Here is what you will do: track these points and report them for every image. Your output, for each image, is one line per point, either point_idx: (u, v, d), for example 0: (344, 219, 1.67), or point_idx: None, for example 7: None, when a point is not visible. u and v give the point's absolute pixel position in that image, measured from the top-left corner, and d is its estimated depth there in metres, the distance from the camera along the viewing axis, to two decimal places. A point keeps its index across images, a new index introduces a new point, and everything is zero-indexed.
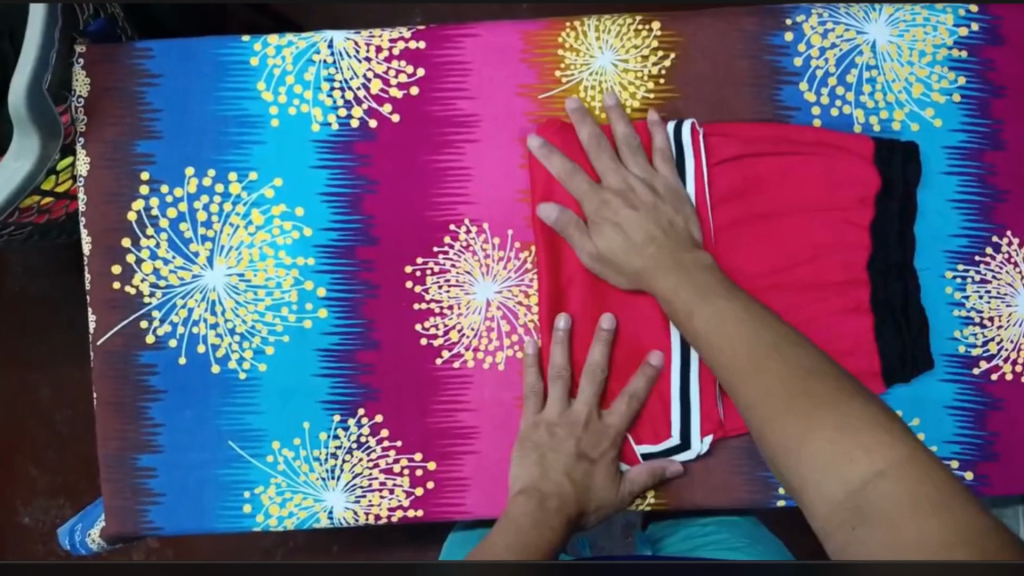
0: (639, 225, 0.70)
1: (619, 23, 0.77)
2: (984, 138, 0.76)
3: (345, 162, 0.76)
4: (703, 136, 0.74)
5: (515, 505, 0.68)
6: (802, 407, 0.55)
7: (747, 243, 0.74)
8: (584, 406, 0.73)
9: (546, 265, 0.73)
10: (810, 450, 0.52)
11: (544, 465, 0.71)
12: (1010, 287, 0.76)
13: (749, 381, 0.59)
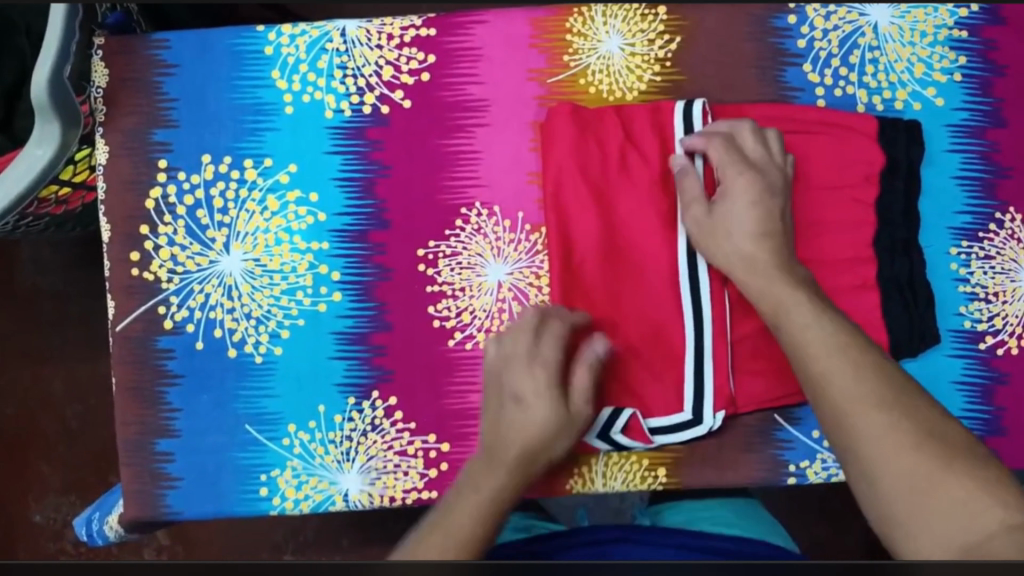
0: (763, 217, 0.72)
1: (625, 8, 0.78)
2: (985, 116, 0.78)
3: (358, 148, 0.78)
4: (712, 118, 0.76)
5: (470, 479, 0.72)
6: (879, 406, 0.63)
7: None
8: (548, 352, 0.74)
9: (557, 237, 0.75)
10: (877, 437, 0.62)
11: (492, 443, 0.73)
12: (1015, 262, 0.77)
13: (824, 359, 0.66)
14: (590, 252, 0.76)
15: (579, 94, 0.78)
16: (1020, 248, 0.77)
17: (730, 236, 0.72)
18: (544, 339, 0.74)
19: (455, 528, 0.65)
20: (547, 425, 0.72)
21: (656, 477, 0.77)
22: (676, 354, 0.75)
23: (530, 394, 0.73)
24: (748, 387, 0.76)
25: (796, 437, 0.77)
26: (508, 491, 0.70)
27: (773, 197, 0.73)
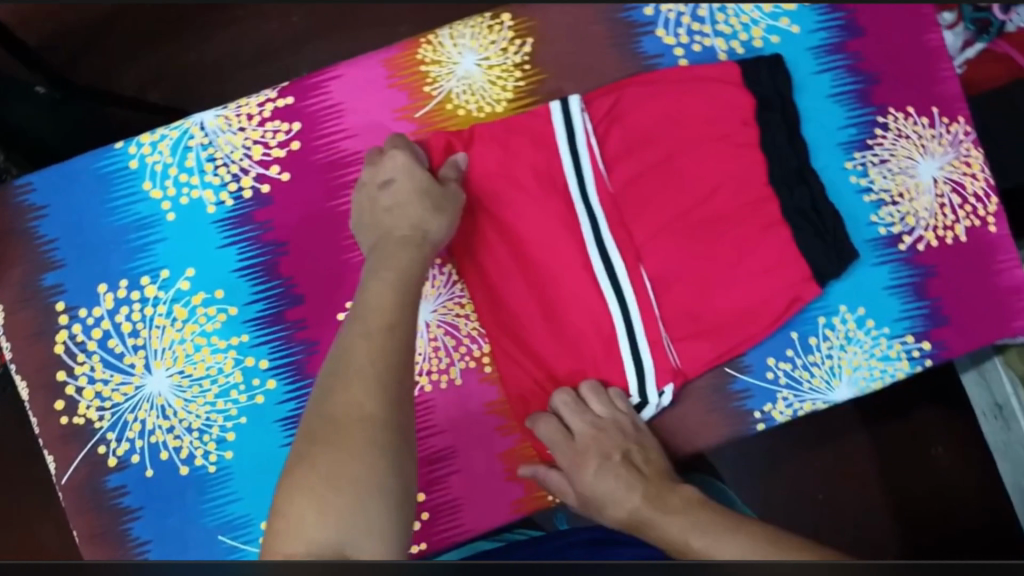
0: (614, 477, 0.72)
1: (471, 25, 0.78)
2: (842, 30, 0.78)
3: (249, 233, 0.77)
4: (587, 114, 0.75)
5: (375, 265, 0.68)
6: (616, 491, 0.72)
7: (652, 195, 0.76)
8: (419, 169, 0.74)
9: (477, 279, 0.77)
10: (700, 535, 0.66)
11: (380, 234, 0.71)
12: (910, 159, 0.78)
13: (661, 492, 0.71)
14: (505, 265, 0.77)
15: (450, 120, 0.77)
16: (911, 144, 0.78)
17: (598, 490, 0.72)
18: (403, 155, 0.73)
19: (351, 426, 0.56)
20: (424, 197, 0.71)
21: None
22: (613, 345, 0.75)
23: (393, 169, 0.73)
24: (691, 353, 0.76)
25: (753, 385, 0.78)
26: (418, 262, 0.69)
27: (614, 465, 0.72)
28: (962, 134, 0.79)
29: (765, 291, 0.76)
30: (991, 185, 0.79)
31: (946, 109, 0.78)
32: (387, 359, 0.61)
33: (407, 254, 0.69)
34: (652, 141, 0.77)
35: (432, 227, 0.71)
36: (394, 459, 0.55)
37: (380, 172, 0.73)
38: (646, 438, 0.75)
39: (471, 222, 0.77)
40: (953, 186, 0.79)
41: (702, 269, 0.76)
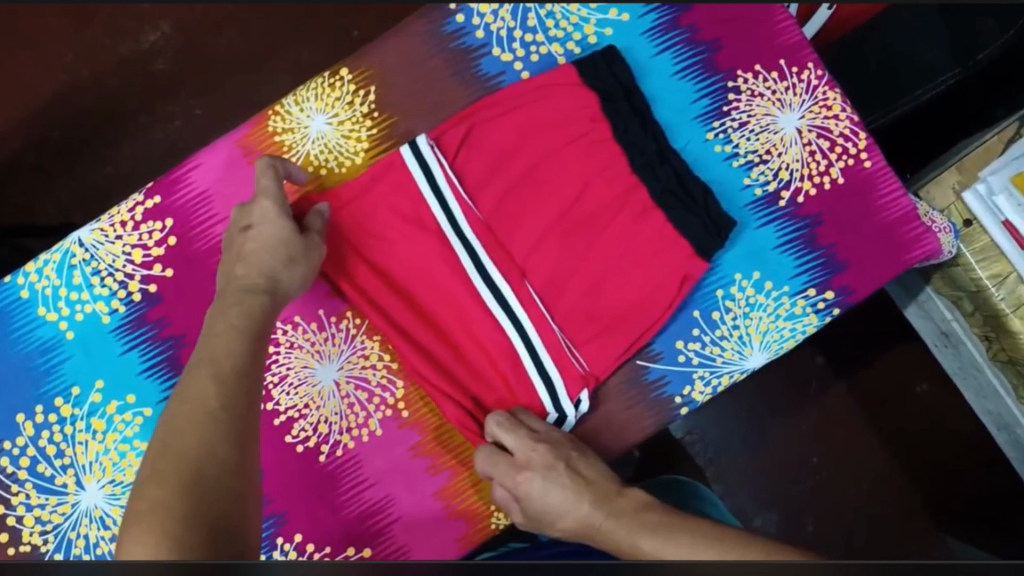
0: (560, 487, 0.71)
1: (313, 87, 0.79)
2: (672, 7, 0.79)
3: (148, 333, 0.78)
4: (437, 148, 0.76)
5: (220, 311, 0.69)
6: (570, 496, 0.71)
7: (523, 208, 0.78)
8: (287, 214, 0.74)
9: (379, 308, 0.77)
10: (660, 532, 0.66)
11: (230, 280, 0.72)
12: (769, 115, 0.78)
13: (604, 500, 0.71)
14: (396, 308, 0.77)
15: (314, 182, 0.79)
16: (766, 100, 0.78)
17: (540, 503, 0.72)
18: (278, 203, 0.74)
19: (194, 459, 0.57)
20: (280, 244, 0.72)
21: None
22: (515, 364, 0.76)
23: (263, 212, 0.73)
24: (594, 353, 0.76)
25: (667, 370, 0.78)
26: (261, 312, 0.69)
27: (559, 474, 0.71)
28: (815, 79, 0.78)
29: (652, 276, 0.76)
30: (856, 122, 0.78)
31: (792, 59, 0.79)
32: (235, 409, 0.61)
33: (253, 303, 0.70)
34: (512, 157, 0.78)
35: (281, 280, 0.72)
36: (242, 505, 0.56)
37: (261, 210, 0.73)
38: (582, 447, 0.75)
39: (350, 282, 0.77)
40: (818, 132, 0.78)
41: (586, 269, 0.77)
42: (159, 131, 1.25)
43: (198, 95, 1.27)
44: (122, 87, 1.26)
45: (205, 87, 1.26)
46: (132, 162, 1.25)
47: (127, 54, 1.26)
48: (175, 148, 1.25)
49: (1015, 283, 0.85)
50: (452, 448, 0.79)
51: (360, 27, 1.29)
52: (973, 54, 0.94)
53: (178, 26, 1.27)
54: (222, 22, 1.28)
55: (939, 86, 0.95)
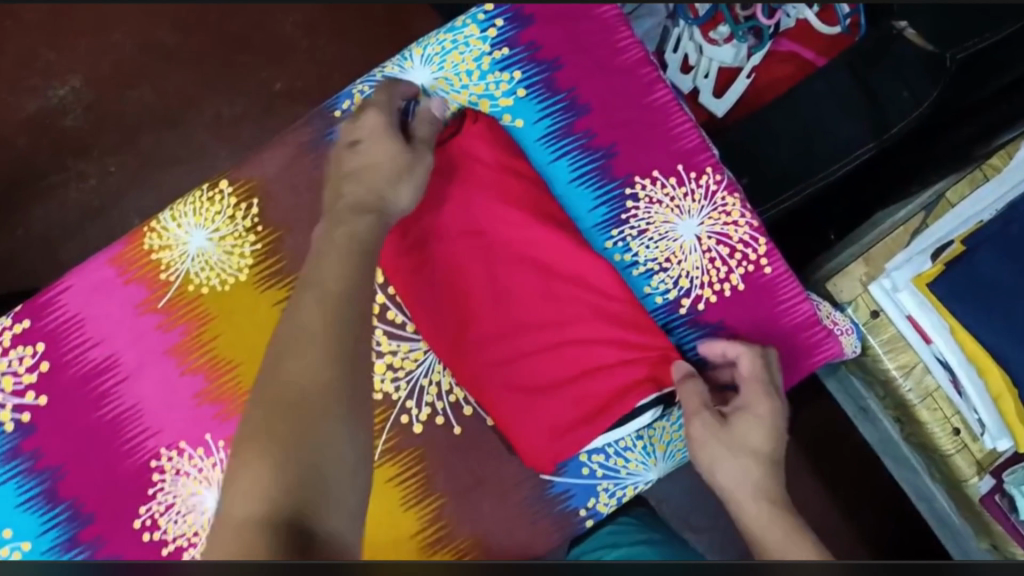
0: (744, 433, 0.72)
1: (190, 202, 0.75)
2: (568, 110, 0.76)
3: (23, 464, 0.74)
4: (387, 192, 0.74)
5: (329, 234, 0.71)
6: (733, 454, 0.71)
7: (446, 289, 0.74)
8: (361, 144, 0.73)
9: (444, 283, 0.74)
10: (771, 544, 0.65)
11: (347, 171, 0.73)
12: (667, 222, 0.76)
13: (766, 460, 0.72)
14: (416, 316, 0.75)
15: (194, 301, 0.74)
16: (665, 207, 0.76)
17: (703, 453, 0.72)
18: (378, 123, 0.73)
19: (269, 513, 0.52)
20: (393, 156, 0.71)
21: None
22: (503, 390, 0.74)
23: (371, 139, 0.73)
24: (535, 450, 0.73)
25: (571, 484, 0.77)
26: (371, 233, 0.70)
27: (750, 416, 0.72)
28: (713, 184, 0.76)
29: (626, 350, 0.73)
30: (756, 228, 0.76)
31: (690, 164, 0.76)
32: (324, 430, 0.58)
33: (360, 222, 0.70)
34: (410, 262, 0.74)
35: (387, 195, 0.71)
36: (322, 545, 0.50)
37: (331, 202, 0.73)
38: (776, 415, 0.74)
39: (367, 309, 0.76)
40: (717, 238, 0.76)
41: (504, 361, 0.74)
42: (73, 190, 1.08)
43: (121, 151, 1.09)
44: (32, 145, 1.07)
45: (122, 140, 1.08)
46: (46, 226, 1.09)
47: (35, 111, 1.05)
48: (93, 210, 1.09)
49: (921, 373, 0.84)
50: None
51: (283, 79, 1.08)
52: (887, 124, 0.85)
53: (89, 81, 1.05)
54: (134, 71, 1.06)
55: (855, 161, 0.87)
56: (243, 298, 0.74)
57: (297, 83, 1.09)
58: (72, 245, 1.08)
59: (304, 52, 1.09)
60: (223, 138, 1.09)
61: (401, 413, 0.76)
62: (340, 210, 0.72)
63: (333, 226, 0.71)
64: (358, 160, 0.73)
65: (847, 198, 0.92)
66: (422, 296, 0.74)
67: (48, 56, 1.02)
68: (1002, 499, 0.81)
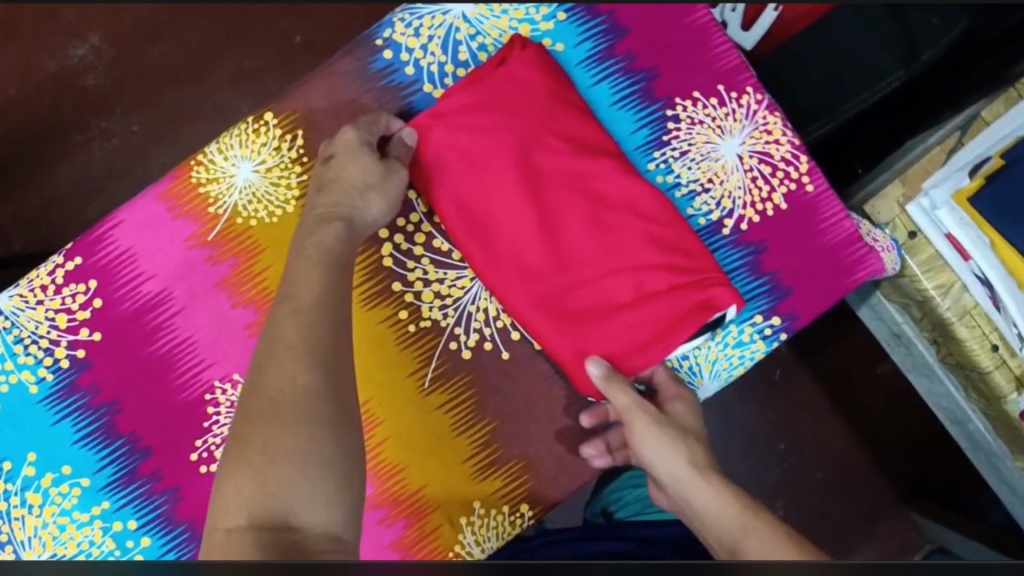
0: (655, 444, 0.73)
1: (236, 135, 0.76)
2: (607, 34, 0.78)
3: (79, 401, 0.75)
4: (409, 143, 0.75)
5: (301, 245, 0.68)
6: (677, 444, 0.74)
7: (491, 204, 0.74)
8: (345, 149, 0.72)
9: (491, 201, 0.74)
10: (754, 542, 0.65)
11: (329, 178, 0.72)
12: (709, 142, 0.77)
13: (703, 456, 0.75)
14: (457, 231, 0.74)
15: (243, 234, 0.76)
16: (707, 127, 0.77)
17: (652, 456, 0.74)
18: (369, 130, 0.74)
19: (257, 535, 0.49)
20: (364, 171, 0.71)
21: (522, 515, 0.76)
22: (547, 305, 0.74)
23: (360, 149, 0.72)
24: (585, 375, 0.73)
25: None
26: (337, 241, 0.68)
27: (662, 431, 0.73)
28: (754, 103, 0.77)
29: (676, 273, 0.73)
30: (797, 145, 0.77)
31: (730, 84, 0.77)
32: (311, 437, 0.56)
33: (328, 230, 0.69)
34: (442, 187, 0.75)
35: (361, 206, 0.71)
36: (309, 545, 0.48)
37: (326, 196, 0.71)
38: (688, 429, 0.75)
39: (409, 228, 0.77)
40: (759, 157, 0.77)
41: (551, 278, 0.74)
42: (97, 149, 1.07)
43: (149, 105, 1.08)
44: (54, 105, 1.07)
45: (144, 97, 1.08)
46: (72, 183, 1.07)
47: (57, 70, 1.07)
48: (118, 168, 1.07)
49: (959, 291, 0.85)
50: (409, 498, 0.75)
51: (304, 31, 1.09)
52: (918, 53, 0.83)
53: (110, 37, 1.08)
54: (154, 28, 1.08)
55: (886, 89, 0.86)
56: (293, 231, 0.76)
57: (317, 34, 1.10)
58: (97, 202, 1.07)
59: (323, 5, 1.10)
60: (243, 91, 1.08)
61: (450, 339, 0.77)
62: (328, 212, 0.70)
63: (327, 219, 0.69)
64: (350, 165, 0.71)
65: (881, 125, 0.91)
66: (470, 214, 0.74)
67: (69, 13, 1.07)
68: None
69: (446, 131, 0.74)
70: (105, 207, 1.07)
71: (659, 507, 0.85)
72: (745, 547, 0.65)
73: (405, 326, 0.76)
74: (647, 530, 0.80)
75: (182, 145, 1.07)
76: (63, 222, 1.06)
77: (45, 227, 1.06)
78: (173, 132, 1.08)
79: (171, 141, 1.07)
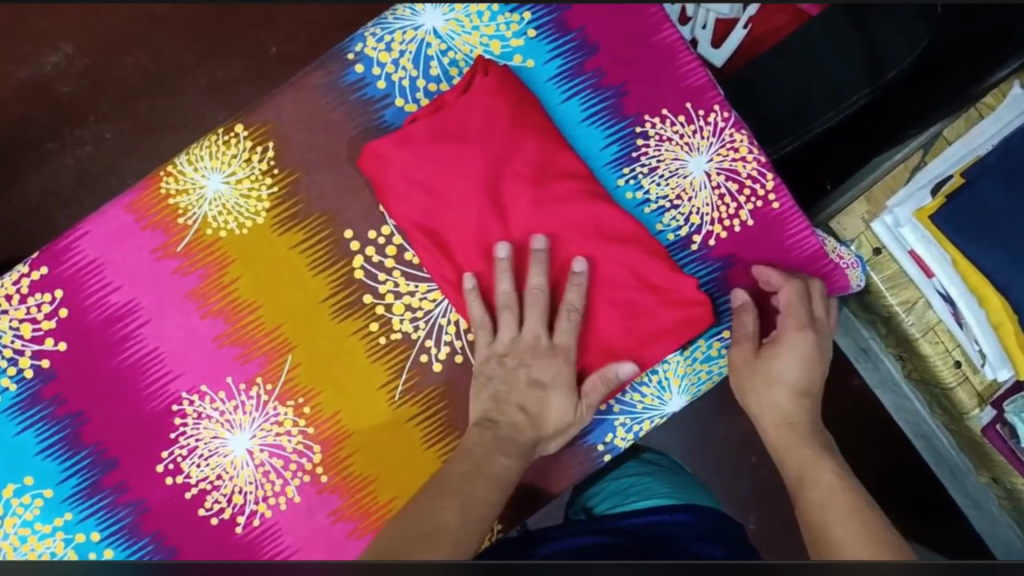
0: (767, 373, 0.75)
1: (206, 146, 0.76)
2: (577, 51, 0.79)
3: (43, 411, 0.74)
4: (367, 157, 0.75)
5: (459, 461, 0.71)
6: (779, 386, 0.75)
7: (457, 217, 0.75)
8: (533, 330, 0.74)
9: (455, 216, 0.75)
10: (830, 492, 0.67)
11: (503, 408, 0.74)
12: (677, 159, 0.78)
13: (810, 410, 0.76)
14: (424, 250, 0.75)
15: (214, 246, 0.76)
16: (675, 144, 0.78)
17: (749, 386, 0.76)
18: (527, 304, 0.74)
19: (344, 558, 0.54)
20: (562, 410, 0.73)
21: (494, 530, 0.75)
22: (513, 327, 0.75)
23: (554, 387, 0.73)
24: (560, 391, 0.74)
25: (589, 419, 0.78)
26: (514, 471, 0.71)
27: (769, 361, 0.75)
28: (721, 121, 0.78)
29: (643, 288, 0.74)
30: (763, 163, 0.78)
31: (699, 102, 0.79)
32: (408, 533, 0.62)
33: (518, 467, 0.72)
34: (401, 206, 0.75)
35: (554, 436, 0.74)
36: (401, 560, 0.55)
37: (477, 389, 0.75)
38: (807, 369, 0.76)
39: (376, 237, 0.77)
40: (726, 174, 0.78)
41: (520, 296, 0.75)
42: (68, 158, 1.07)
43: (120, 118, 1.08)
44: (24, 114, 1.07)
45: (118, 107, 1.08)
46: (43, 192, 1.07)
47: (28, 78, 1.07)
48: (90, 178, 1.07)
49: (923, 307, 0.87)
50: (377, 509, 0.75)
51: (277, 42, 1.09)
52: (883, 70, 0.85)
53: (82, 46, 1.08)
54: (128, 38, 1.08)
55: (852, 107, 0.87)
56: (263, 242, 0.76)
57: (291, 45, 1.09)
58: (68, 212, 1.07)
59: (299, 16, 1.09)
60: (218, 102, 1.08)
61: (421, 352, 0.77)
62: (479, 414, 0.74)
63: (481, 427, 0.73)
64: (536, 398, 0.74)
65: (847, 139, 0.91)
66: (438, 229, 0.75)
67: (40, 22, 1.06)
68: (1003, 428, 0.83)
69: (410, 146, 0.74)
70: (76, 217, 1.07)
71: (637, 495, 0.80)
72: (803, 490, 0.69)
73: (375, 339, 0.77)
74: (649, 518, 0.75)
75: (154, 155, 1.07)
76: (32, 232, 1.06)
77: (15, 236, 1.06)
78: (145, 141, 1.08)
79: (147, 151, 1.08)
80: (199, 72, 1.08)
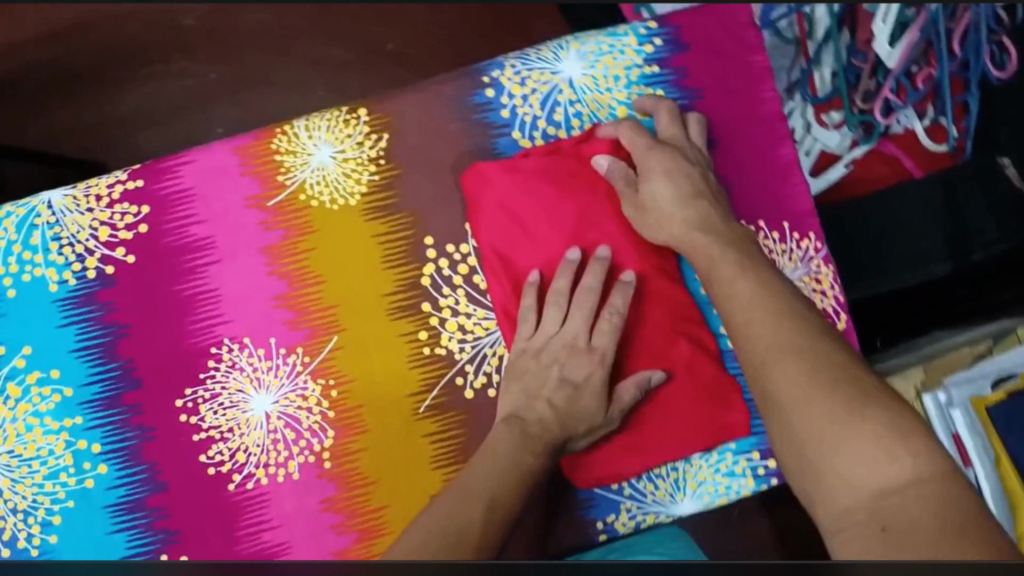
0: (732, 266, 0.72)
1: (327, 119, 0.79)
2: None
3: (90, 314, 0.76)
4: (473, 175, 0.77)
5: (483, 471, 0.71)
6: (761, 288, 0.69)
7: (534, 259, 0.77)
8: (573, 329, 0.75)
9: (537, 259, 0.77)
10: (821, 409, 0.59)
11: (533, 405, 0.74)
12: None
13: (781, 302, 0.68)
14: (491, 273, 0.77)
15: (302, 212, 0.77)
16: None
17: (661, 212, 0.76)
18: (574, 303, 0.75)
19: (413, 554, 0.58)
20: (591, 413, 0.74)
21: None
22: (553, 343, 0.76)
23: (586, 389, 0.74)
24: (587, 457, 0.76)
25: (597, 494, 0.76)
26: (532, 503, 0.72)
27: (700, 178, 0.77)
28: (812, 250, 0.79)
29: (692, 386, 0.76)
30: (841, 303, 0.79)
31: (797, 224, 0.80)
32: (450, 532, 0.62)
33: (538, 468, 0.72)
34: (487, 233, 0.77)
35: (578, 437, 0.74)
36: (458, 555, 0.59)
37: (509, 384, 0.75)
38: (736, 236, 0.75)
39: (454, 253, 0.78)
40: None
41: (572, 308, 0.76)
42: (165, 83, 1.04)
43: (219, 61, 1.03)
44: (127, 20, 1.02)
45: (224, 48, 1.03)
46: (132, 111, 1.03)
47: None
48: (177, 107, 1.05)
49: None
50: (365, 513, 0.75)
51: (396, 40, 1.07)
52: (969, 250, 0.87)
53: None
54: None
55: (930, 275, 0.88)
56: (347, 223, 0.78)
57: (410, 48, 1.07)
58: (147, 133, 1.05)
59: (421, 23, 1.07)
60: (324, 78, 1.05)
61: (457, 374, 0.77)
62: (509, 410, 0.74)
63: (508, 423, 0.73)
64: (566, 395, 0.74)
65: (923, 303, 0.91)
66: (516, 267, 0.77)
67: None
68: None
69: (517, 182, 0.77)
70: (155, 140, 1.05)
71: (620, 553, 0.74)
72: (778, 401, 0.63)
73: (420, 347, 0.77)
74: None
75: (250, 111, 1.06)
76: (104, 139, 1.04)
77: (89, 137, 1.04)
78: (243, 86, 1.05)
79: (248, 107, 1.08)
80: (305, 42, 1.05)
